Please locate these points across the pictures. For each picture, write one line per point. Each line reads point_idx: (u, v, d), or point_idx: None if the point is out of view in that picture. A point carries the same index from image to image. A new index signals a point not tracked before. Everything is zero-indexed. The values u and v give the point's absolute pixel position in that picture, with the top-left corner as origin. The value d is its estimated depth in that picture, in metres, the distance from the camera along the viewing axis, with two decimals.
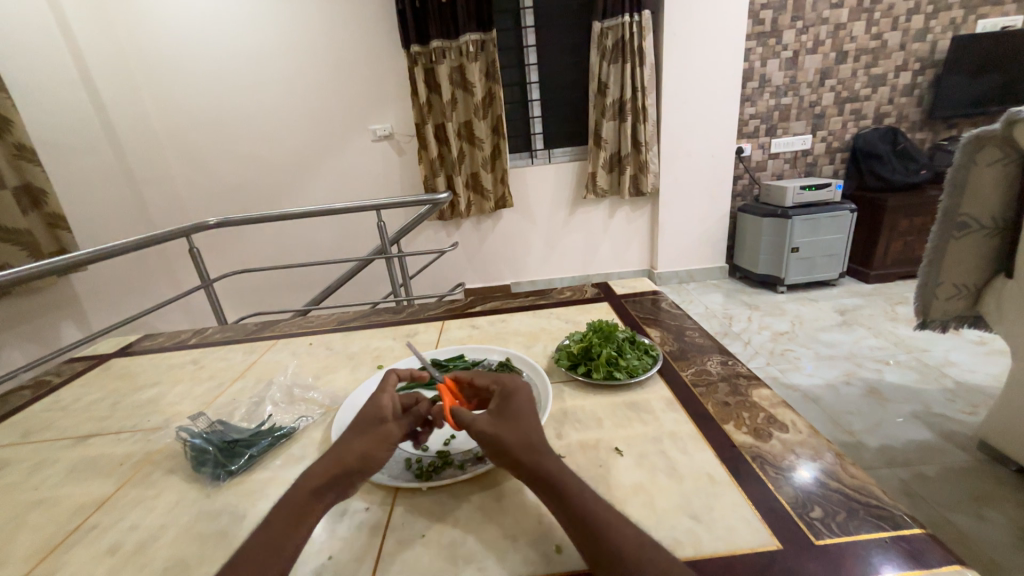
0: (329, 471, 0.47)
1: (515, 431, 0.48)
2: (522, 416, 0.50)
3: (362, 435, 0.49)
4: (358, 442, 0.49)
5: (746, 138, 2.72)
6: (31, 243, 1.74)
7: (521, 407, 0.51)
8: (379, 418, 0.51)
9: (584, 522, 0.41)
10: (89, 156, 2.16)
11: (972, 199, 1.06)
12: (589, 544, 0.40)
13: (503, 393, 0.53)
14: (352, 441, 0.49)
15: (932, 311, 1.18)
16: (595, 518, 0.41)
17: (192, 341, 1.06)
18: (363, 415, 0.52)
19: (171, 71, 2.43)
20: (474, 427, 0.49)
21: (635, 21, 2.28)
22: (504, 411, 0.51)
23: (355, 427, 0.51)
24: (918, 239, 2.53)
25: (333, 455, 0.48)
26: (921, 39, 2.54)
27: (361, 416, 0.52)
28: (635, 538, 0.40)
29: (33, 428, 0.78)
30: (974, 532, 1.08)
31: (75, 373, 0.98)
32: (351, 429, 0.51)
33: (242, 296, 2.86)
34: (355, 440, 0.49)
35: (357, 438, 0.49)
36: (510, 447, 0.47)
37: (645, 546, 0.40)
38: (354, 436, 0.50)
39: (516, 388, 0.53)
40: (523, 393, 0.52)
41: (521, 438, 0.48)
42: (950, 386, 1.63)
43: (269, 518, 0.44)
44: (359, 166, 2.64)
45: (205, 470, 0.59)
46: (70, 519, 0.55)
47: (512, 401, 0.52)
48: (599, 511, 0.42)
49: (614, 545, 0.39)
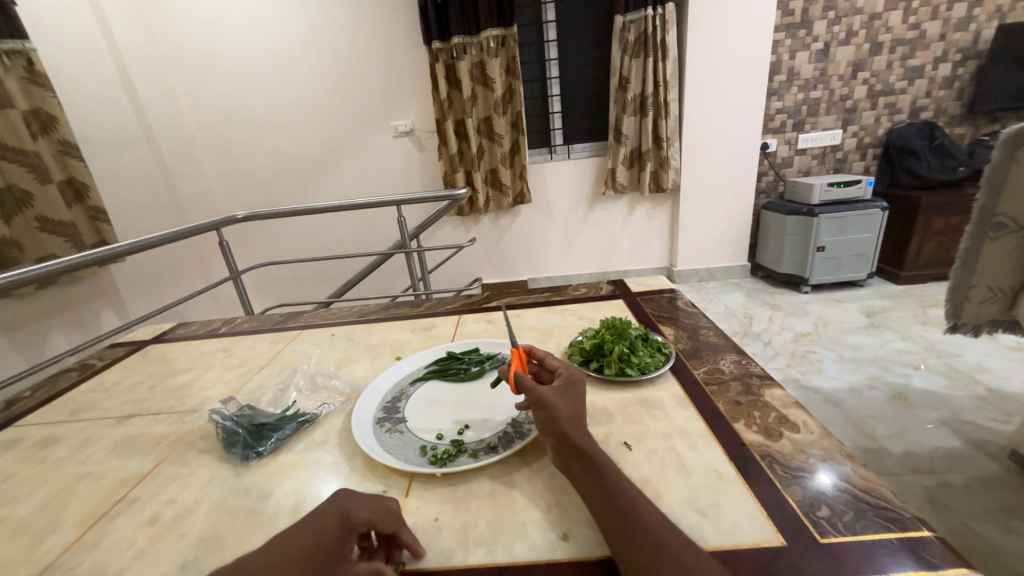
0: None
1: (571, 409, 0.52)
2: (578, 403, 0.54)
3: (303, 548, 0.40)
4: (294, 555, 0.40)
5: (772, 133, 2.65)
6: (74, 235, 1.85)
7: (578, 396, 0.55)
8: (335, 544, 0.42)
9: (614, 492, 0.44)
10: (127, 152, 2.26)
11: (1011, 197, 1.01)
12: (616, 512, 0.42)
13: (568, 376, 0.57)
14: (290, 548, 0.40)
15: (964, 314, 1.15)
16: (623, 490, 0.44)
17: (222, 330, 1.11)
18: (326, 526, 0.43)
19: (204, 69, 2.52)
20: (537, 391, 0.53)
21: (658, 14, 2.25)
22: (567, 390, 0.54)
23: (308, 532, 0.42)
24: (954, 239, 2.42)
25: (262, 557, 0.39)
26: (963, 29, 2.42)
27: (320, 530, 0.42)
28: (658, 513, 0.42)
29: (80, 408, 0.84)
30: (1001, 543, 1.04)
31: (116, 357, 1.05)
32: (300, 534, 0.42)
33: (268, 287, 2.96)
34: (296, 548, 0.40)
35: (299, 548, 0.40)
36: (561, 416, 0.50)
37: (666, 520, 0.42)
38: (298, 543, 0.41)
39: (580, 378, 0.57)
40: (583, 384, 0.56)
41: (572, 415, 0.51)
42: (983, 393, 1.57)
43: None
44: (381, 162, 2.68)
45: (235, 450, 0.63)
46: (115, 492, 0.60)
47: (574, 387, 0.55)
48: (628, 486, 0.45)
49: (638, 515, 0.42)
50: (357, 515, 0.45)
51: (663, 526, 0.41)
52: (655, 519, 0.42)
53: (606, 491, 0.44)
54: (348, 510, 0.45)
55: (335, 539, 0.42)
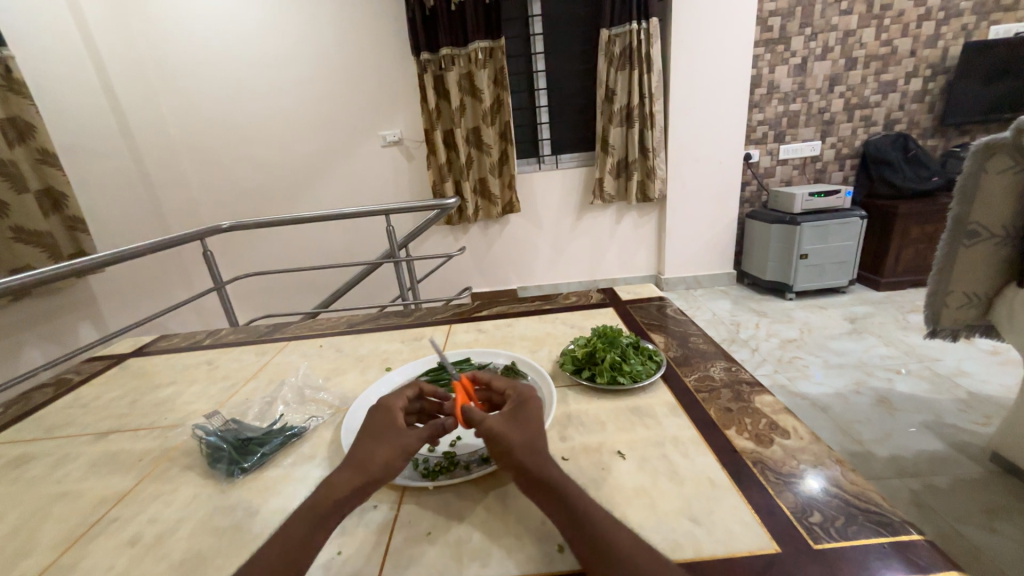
0: (353, 481, 0.47)
1: (524, 436, 0.49)
2: (535, 426, 0.51)
3: (385, 444, 0.50)
4: (381, 451, 0.49)
5: (754, 144, 2.71)
6: (52, 246, 1.80)
7: (535, 419, 0.52)
8: (397, 428, 0.52)
9: (588, 526, 0.42)
10: (107, 161, 2.22)
11: (983, 206, 1.05)
12: (592, 546, 0.41)
13: (518, 400, 0.55)
14: (373, 450, 0.49)
15: (942, 319, 1.18)
16: (596, 521, 0.42)
17: (206, 342, 1.09)
18: (380, 425, 0.52)
19: (188, 78, 2.50)
20: (487, 424, 0.50)
21: (642, 29, 2.30)
22: (516, 415, 0.52)
23: (370, 436, 0.51)
24: (930, 247, 2.50)
25: (356, 465, 0.48)
26: (932, 46, 2.52)
27: (377, 428, 0.52)
28: (634, 542, 0.41)
29: (55, 424, 0.81)
30: (985, 544, 1.06)
31: (94, 371, 1.01)
32: (366, 441, 0.50)
33: (254, 298, 2.91)
34: (377, 448, 0.50)
35: (377, 447, 0.50)
36: (515, 448, 0.48)
37: (645, 548, 0.41)
38: (376, 445, 0.50)
39: (530, 398, 0.55)
40: (533, 403, 0.54)
41: (527, 443, 0.49)
42: (962, 397, 1.61)
43: (287, 524, 0.44)
44: (370, 171, 2.68)
45: (220, 466, 0.61)
46: (92, 512, 0.57)
47: (527, 409, 0.53)
48: (600, 516, 0.43)
49: (615, 549, 0.41)
50: (394, 403, 0.54)
51: (642, 556, 0.40)
52: (633, 550, 0.41)
53: (579, 524, 0.43)
54: (381, 406, 0.54)
55: (395, 425, 0.52)
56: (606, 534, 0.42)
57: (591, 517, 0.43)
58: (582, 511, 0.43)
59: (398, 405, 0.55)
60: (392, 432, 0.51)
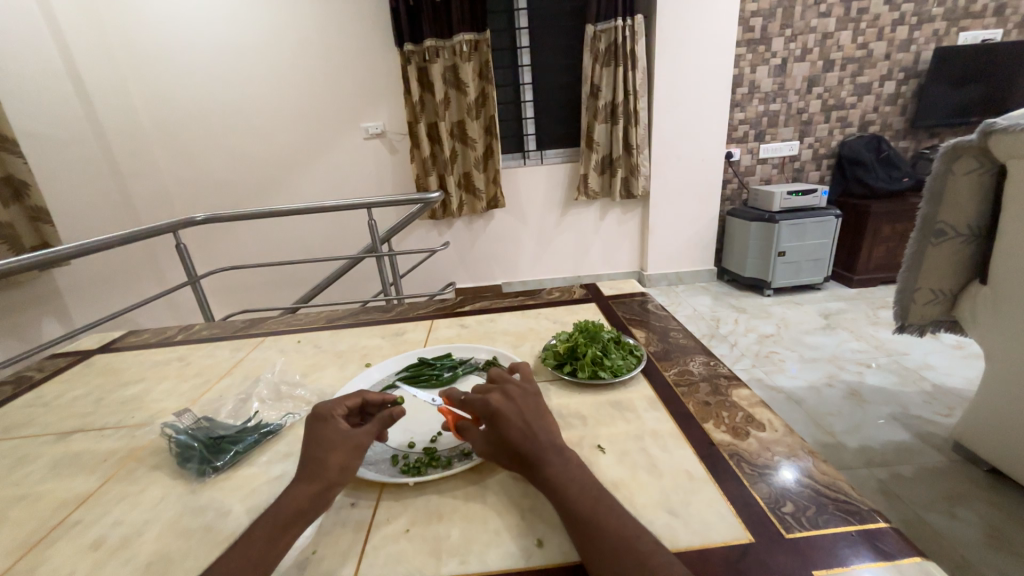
0: (311, 488, 0.47)
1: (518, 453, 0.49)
2: (510, 438, 0.50)
3: (335, 448, 0.50)
4: (332, 455, 0.50)
5: (735, 143, 2.76)
6: (12, 237, 1.71)
7: (508, 430, 0.50)
8: (342, 431, 0.52)
9: (571, 522, 0.43)
10: (73, 148, 2.13)
11: (949, 206, 1.09)
12: (578, 545, 0.42)
13: (486, 415, 0.52)
14: (325, 457, 0.50)
15: (910, 315, 1.21)
16: (579, 518, 0.43)
17: (179, 338, 1.05)
18: (324, 433, 0.52)
19: (160, 66, 2.41)
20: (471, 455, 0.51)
21: (627, 25, 2.31)
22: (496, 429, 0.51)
23: (317, 445, 0.51)
24: (900, 245, 2.59)
25: (309, 475, 0.48)
26: (905, 50, 2.60)
27: (322, 435, 0.52)
28: (617, 534, 0.41)
29: (14, 424, 0.77)
30: (947, 530, 1.11)
31: (56, 368, 0.97)
32: (313, 452, 0.50)
33: (231, 293, 2.84)
34: (328, 454, 0.50)
35: (327, 453, 0.50)
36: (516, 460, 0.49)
37: (626, 541, 0.40)
38: (326, 452, 0.50)
39: (497, 408, 0.52)
40: (508, 412, 0.52)
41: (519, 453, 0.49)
42: (928, 389, 1.68)
43: (245, 538, 0.44)
44: (353, 164, 2.62)
45: (191, 465, 0.59)
46: (52, 516, 0.55)
47: (498, 425, 0.51)
48: (588, 509, 0.43)
49: (595, 545, 0.41)
50: (332, 410, 0.55)
51: (618, 551, 0.40)
52: (611, 545, 0.40)
53: (567, 524, 0.43)
54: (319, 416, 0.54)
55: (340, 429, 0.53)
56: (586, 531, 0.42)
57: (575, 512, 0.43)
58: (568, 507, 0.44)
59: (337, 412, 0.55)
60: (340, 437, 0.52)
